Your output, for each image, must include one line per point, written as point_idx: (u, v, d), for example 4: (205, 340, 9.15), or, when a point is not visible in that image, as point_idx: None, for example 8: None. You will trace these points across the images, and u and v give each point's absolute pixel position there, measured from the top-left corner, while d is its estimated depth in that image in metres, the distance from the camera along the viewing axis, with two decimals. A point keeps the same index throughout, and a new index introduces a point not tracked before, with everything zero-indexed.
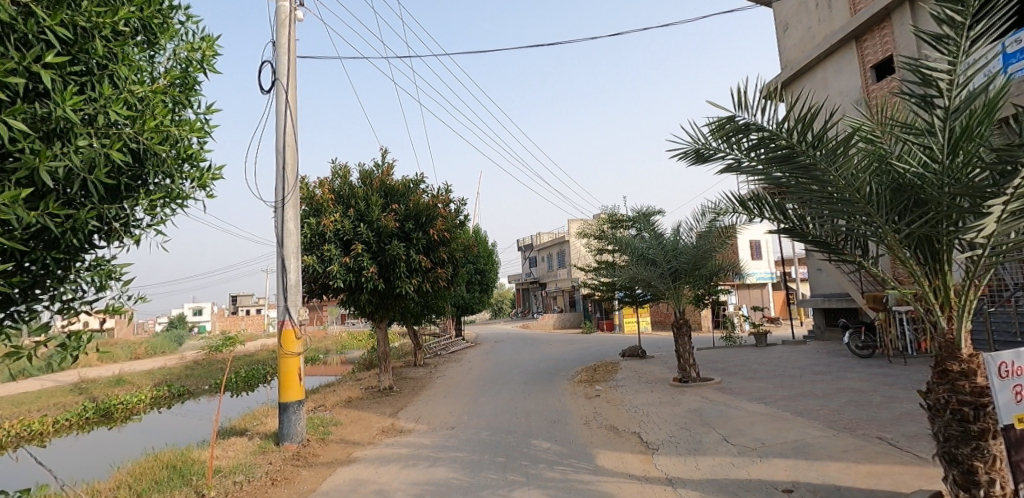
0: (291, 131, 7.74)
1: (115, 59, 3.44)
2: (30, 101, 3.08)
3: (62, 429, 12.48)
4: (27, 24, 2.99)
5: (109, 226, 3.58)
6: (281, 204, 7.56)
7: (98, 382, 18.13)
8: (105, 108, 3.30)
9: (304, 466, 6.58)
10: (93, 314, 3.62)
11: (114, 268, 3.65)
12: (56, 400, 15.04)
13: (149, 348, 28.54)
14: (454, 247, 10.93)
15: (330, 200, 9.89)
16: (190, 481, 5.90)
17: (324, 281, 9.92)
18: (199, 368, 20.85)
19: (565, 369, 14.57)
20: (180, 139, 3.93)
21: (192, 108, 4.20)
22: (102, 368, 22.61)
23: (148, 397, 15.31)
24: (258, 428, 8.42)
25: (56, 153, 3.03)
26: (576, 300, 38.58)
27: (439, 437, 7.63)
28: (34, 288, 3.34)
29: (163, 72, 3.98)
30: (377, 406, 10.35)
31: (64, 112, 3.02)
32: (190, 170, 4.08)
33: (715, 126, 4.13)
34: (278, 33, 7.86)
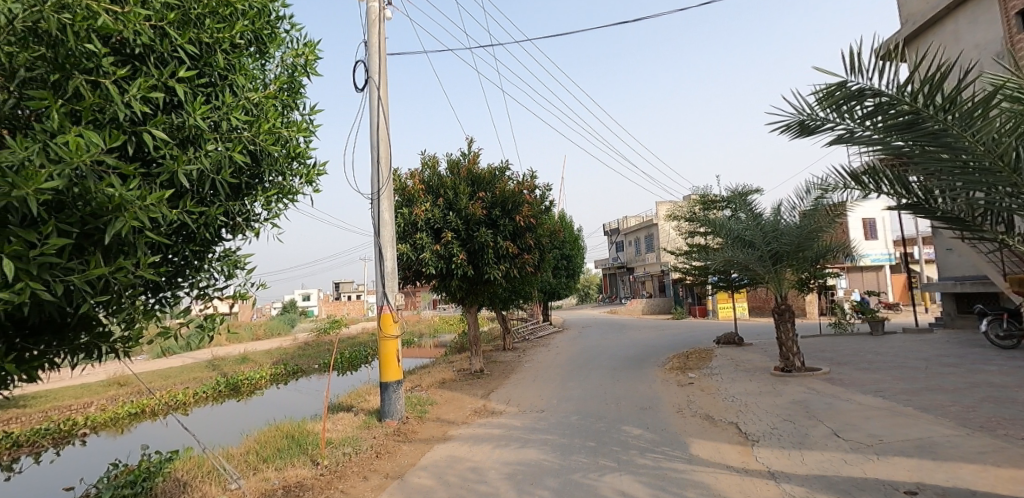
0: (384, 125, 8.13)
1: (234, 70, 3.83)
2: (168, 112, 3.50)
3: (202, 400, 14.09)
4: (163, 45, 3.37)
5: (234, 221, 4.02)
6: (377, 196, 7.97)
7: (228, 359, 20.19)
8: (227, 114, 3.68)
9: (405, 442, 6.99)
10: (223, 300, 4.07)
11: (239, 258, 4.09)
12: (195, 374, 16.96)
13: (268, 329, 31.37)
14: (540, 232, 11.06)
15: (421, 190, 10.27)
16: (307, 450, 6.48)
17: (417, 268, 10.37)
18: (310, 348, 22.61)
19: (656, 355, 14.32)
20: (290, 139, 4.29)
21: (298, 110, 4.54)
22: (230, 347, 25.17)
23: (268, 374, 16.87)
24: (363, 404, 9.03)
25: (192, 157, 3.43)
26: (666, 285, 37.54)
27: (530, 419, 7.80)
28: (176, 277, 3.82)
29: (273, 78, 4.33)
30: (469, 388, 10.74)
31: (196, 121, 3.42)
32: (299, 167, 4.44)
33: (824, 93, 3.88)
34: (370, 32, 8.25)
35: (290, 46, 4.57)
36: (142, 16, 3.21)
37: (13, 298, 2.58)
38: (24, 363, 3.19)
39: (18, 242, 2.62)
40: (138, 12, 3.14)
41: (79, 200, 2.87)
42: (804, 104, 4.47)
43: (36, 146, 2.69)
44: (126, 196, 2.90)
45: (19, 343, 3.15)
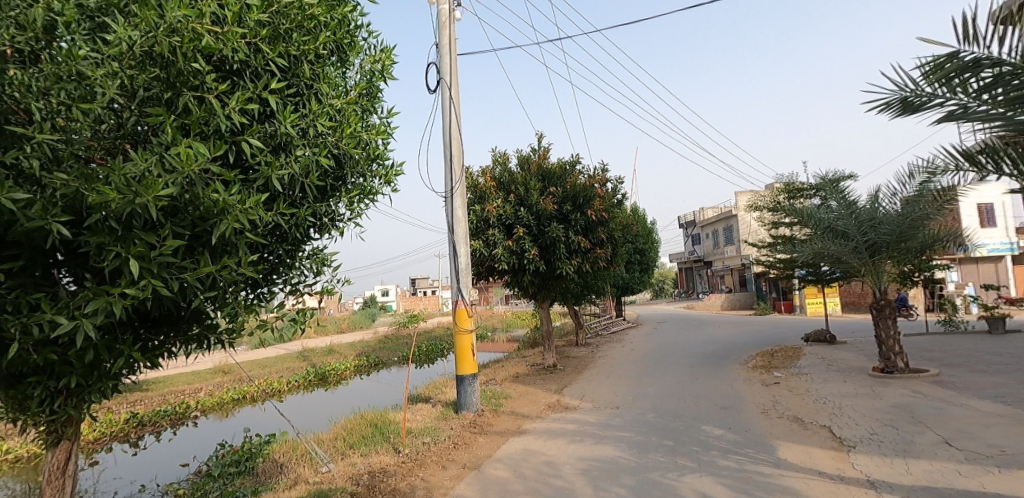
0: (456, 124, 8.34)
1: (319, 79, 4.08)
2: (262, 122, 3.79)
3: (294, 388, 15.10)
4: (257, 59, 3.65)
5: (321, 222, 4.31)
6: (450, 193, 8.20)
7: (316, 351, 21.47)
8: (314, 121, 3.92)
9: (481, 433, 7.17)
10: (313, 295, 4.37)
11: (327, 255, 4.36)
12: (287, 364, 18.18)
13: (351, 323, 33.03)
14: (612, 226, 10.97)
15: (492, 187, 10.44)
16: (389, 438, 6.81)
17: (490, 263, 10.57)
18: (390, 341, 23.58)
19: (737, 352, 13.79)
20: (370, 141, 4.52)
21: (376, 114, 4.77)
22: (318, 340, 26.72)
23: (353, 365, 17.78)
24: (440, 396, 9.35)
25: (284, 163, 3.71)
26: (748, 279, 35.93)
27: (605, 415, 7.78)
28: (272, 274, 4.14)
29: (353, 85, 4.57)
30: (543, 383, 10.84)
31: (287, 129, 3.68)
32: (378, 168, 4.67)
33: (932, 66, 3.75)
34: (440, 34, 8.48)
35: (368, 53, 4.80)
36: (239, 34, 3.48)
37: (139, 293, 2.92)
38: (148, 351, 3.58)
39: (141, 244, 2.94)
40: (236, 30, 3.41)
41: (190, 205, 3.17)
42: (907, 80, 4.33)
43: (154, 158, 3.00)
44: (229, 200, 3.18)
45: (143, 333, 3.55)
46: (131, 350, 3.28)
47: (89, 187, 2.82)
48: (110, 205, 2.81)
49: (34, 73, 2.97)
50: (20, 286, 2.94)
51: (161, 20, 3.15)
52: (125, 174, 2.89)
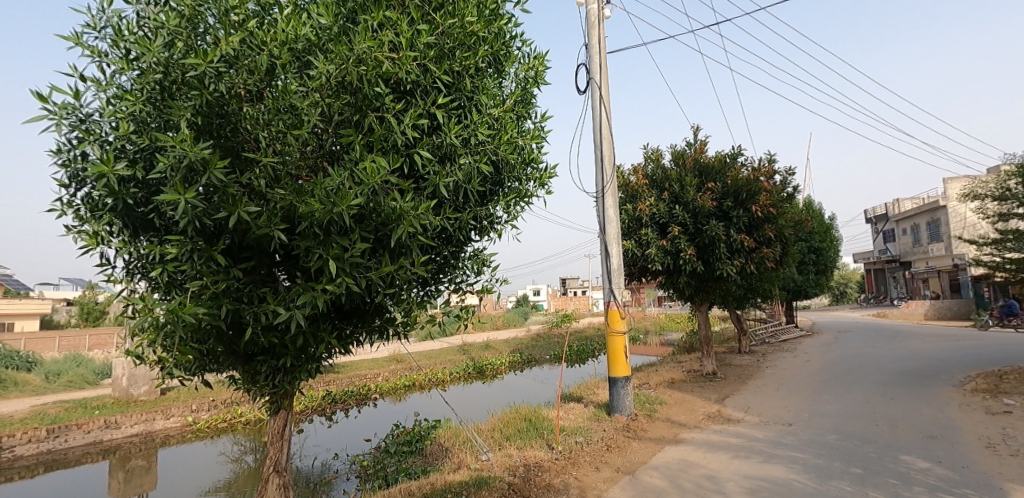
0: (607, 124, 8.34)
1: (478, 91, 4.39)
2: (431, 135, 4.19)
3: (455, 379, 16.24)
4: (426, 78, 4.05)
5: (482, 225, 4.63)
6: (601, 193, 8.22)
7: (474, 345, 22.82)
8: (475, 131, 4.24)
9: (634, 438, 7.10)
10: (474, 293, 4.69)
11: (486, 256, 4.67)
12: (449, 357, 19.57)
13: (504, 320, 34.48)
14: (781, 223, 10.13)
15: (644, 185, 10.23)
16: (543, 434, 7.06)
17: (643, 264, 10.40)
18: (542, 340, 24.25)
19: (944, 371, 11.83)
20: (525, 146, 4.75)
21: (531, 119, 4.99)
22: (476, 335, 28.36)
23: (508, 361, 18.62)
24: (592, 397, 9.42)
25: (449, 172, 4.07)
26: (961, 284, 30.53)
27: (775, 432, 7.22)
28: (439, 273, 4.54)
29: (509, 93, 4.83)
30: (702, 391, 10.35)
31: (451, 140, 4.04)
32: (532, 172, 4.88)
33: None
34: (590, 34, 8.55)
35: (522, 61, 5.04)
36: (411, 57, 3.88)
37: (336, 289, 3.43)
38: (341, 339, 4.14)
39: (337, 247, 3.46)
40: (409, 54, 3.81)
41: (374, 212, 3.61)
42: None
43: (346, 172, 3.47)
44: (404, 208, 3.58)
45: (338, 324, 4.14)
46: (329, 338, 3.85)
47: (299, 200, 3.39)
48: (315, 214, 3.34)
49: (260, 108, 3.57)
50: (251, 282, 3.62)
51: (350, 53, 3.67)
52: (325, 188, 3.40)
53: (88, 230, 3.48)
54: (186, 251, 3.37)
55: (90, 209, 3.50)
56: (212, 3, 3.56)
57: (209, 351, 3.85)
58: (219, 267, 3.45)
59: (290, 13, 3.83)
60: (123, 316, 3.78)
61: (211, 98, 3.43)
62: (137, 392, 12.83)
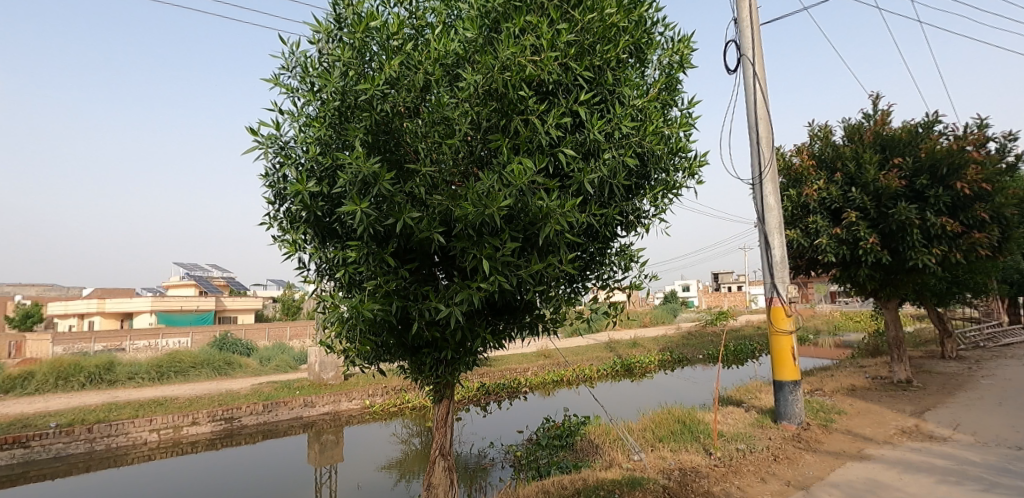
0: (763, 104, 7.69)
1: (620, 83, 4.30)
2: (574, 132, 4.20)
3: (604, 376, 16.15)
4: (567, 76, 4.07)
5: (628, 220, 4.55)
6: (759, 180, 7.60)
7: (622, 343, 22.50)
8: (618, 124, 4.15)
9: (808, 450, 6.46)
10: (622, 289, 4.61)
11: (634, 252, 4.56)
12: (597, 353, 19.52)
13: (653, 317, 33.48)
14: (998, 202, 8.50)
15: (811, 167, 9.25)
16: (699, 438, 6.74)
17: (812, 255, 9.43)
18: (694, 338, 23.18)
19: None
20: (671, 136, 4.55)
21: (677, 106, 4.76)
22: (624, 332, 27.94)
23: (657, 359, 18.11)
24: (754, 401, 8.77)
25: (593, 167, 4.03)
26: None
27: (995, 456, 6.09)
28: (586, 270, 4.53)
29: (653, 81, 4.66)
30: (892, 402, 9.07)
31: (595, 136, 4.01)
32: (681, 161, 4.66)
33: None
34: (739, 9, 7.93)
35: (665, 47, 4.84)
36: (552, 58, 3.93)
37: (490, 287, 3.60)
38: (495, 334, 4.33)
39: (490, 247, 3.64)
40: (550, 55, 3.86)
41: (522, 212, 3.71)
42: None
43: (495, 175, 3.63)
44: (551, 206, 3.63)
45: (492, 319, 4.33)
46: (485, 333, 4.06)
47: (454, 203, 3.61)
48: (469, 217, 3.54)
49: (418, 122, 3.86)
50: (416, 281, 3.95)
51: (496, 61, 3.82)
52: (476, 191, 3.59)
53: (289, 239, 4.05)
54: (363, 254, 3.77)
55: (290, 222, 4.07)
56: (376, 32, 3.95)
57: (383, 344, 4.27)
58: (390, 268, 3.81)
59: (440, 32, 4.09)
60: (316, 312, 4.34)
61: (379, 117, 3.79)
62: (326, 376, 14.67)
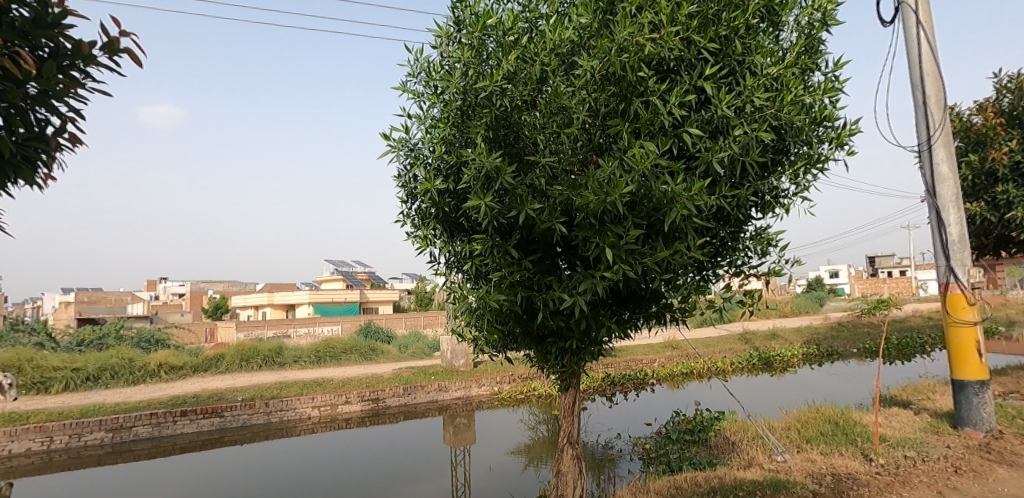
0: (931, 59, 6.62)
1: (751, 52, 3.90)
2: (699, 109, 3.88)
3: (739, 370, 15.16)
4: (690, 51, 3.77)
5: (764, 200, 4.15)
6: (928, 146, 6.58)
7: (759, 334, 20.97)
8: (750, 97, 3.76)
9: (1000, 463, 5.49)
10: (759, 276, 4.20)
11: (772, 235, 4.13)
12: (731, 345, 18.38)
13: (796, 307, 30.78)
14: None
15: (997, 126, 7.83)
16: (856, 441, 6.04)
17: (1001, 232, 8.00)
18: (845, 330, 20.94)
19: None
20: (814, 104, 4.04)
21: (820, 69, 4.21)
22: (761, 323, 26.04)
23: (801, 352, 16.62)
24: (925, 403, 7.68)
25: (722, 146, 3.69)
26: None
27: None
28: (717, 257, 4.18)
29: (790, 44, 4.16)
30: None
31: (723, 111, 3.67)
32: (827, 131, 4.13)
33: None
34: None
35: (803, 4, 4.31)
36: (673, 32, 3.65)
37: (613, 276, 3.46)
38: (620, 323, 4.18)
39: (613, 235, 3.49)
40: (671, 30, 3.59)
41: (646, 198, 3.52)
42: None
43: (616, 161, 3.47)
44: (677, 190, 3.39)
45: (616, 309, 4.18)
46: (610, 322, 3.92)
47: (575, 193, 3.52)
48: (590, 206, 3.42)
49: (536, 115, 3.82)
50: (539, 271, 3.92)
51: (612, 44, 3.63)
52: (597, 178, 3.45)
53: (421, 234, 4.26)
54: (488, 247, 3.82)
55: (421, 219, 4.28)
56: (493, 30, 3.94)
57: (509, 333, 4.31)
58: (514, 259, 3.82)
59: (554, 22, 4.01)
60: (446, 302, 4.51)
61: (499, 113, 3.81)
62: (457, 363, 15.36)
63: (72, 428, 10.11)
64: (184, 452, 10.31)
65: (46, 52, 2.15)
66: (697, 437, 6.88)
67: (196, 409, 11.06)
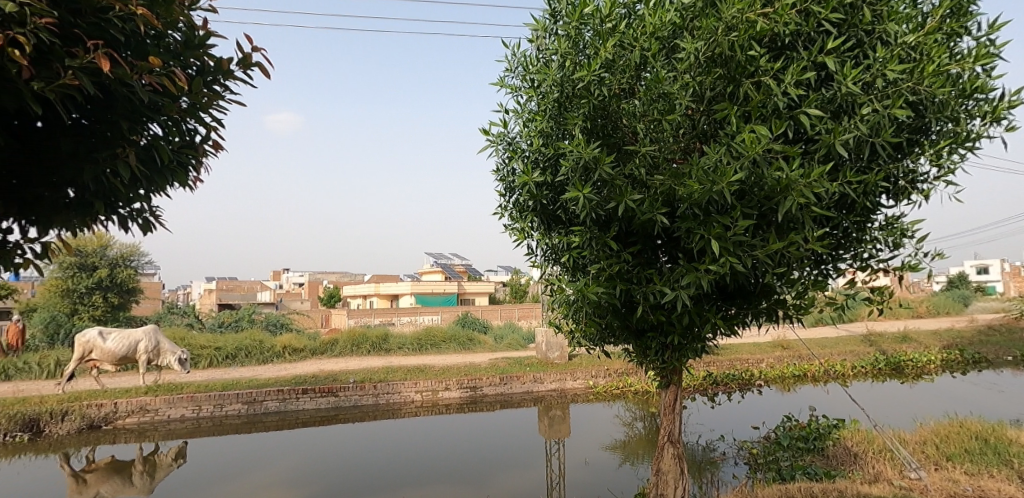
0: None
1: (883, 20, 3.46)
2: (820, 87, 3.51)
3: (861, 375, 13.85)
4: (809, 23, 3.41)
5: (898, 186, 3.69)
6: None
7: (886, 335, 19.04)
8: (882, 70, 3.33)
9: None
10: (890, 271, 3.75)
11: (906, 225, 3.66)
12: (852, 347, 16.84)
13: (931, 306, 27.60)
14: None
15: None
16: (1010, 462, 5.28)
17: None
18: (994, 334, 18.45)
19: None
20: (961, 74, 3.51)
21: (969, 34, 3.65)
22: (889, 323, 23.64)
23: (937, 358, 14.87)
24: None
25: (847, 126, 3.31)
26: None
27: None
28: (839, 250, 3.78)
29: (931, 7, 3.64)
30: None
31: (849, 88, 3.28)
32: (977, 105, 3.59)
33: None
34: None
35: None
36: (790, 4, 3.32)
37: (719, 270, 3.25)
38: (727, 320, 3.92)
39: (719, 226, 3.27)
40: (787, 2, 3.27)
41: (756, 186, 3.26)
42: None
43: (723, 147, 3.23)
44: (793, 177, 3.10)
45: (721, 305, 3.92)
46: (715, 318, 3.70)
47: (678, 183, 3.33)
48: (694, 195, 3.23)
49: (635, 103, 3.66)
50: (638, 263, 3.77)
51: (719, 22, 3.38)
52: (702, 166, 3.25)
53: (519, 227, 4.28)
54: (586, 239, 3.73)
55: (519, 212, 4.27)
56: (590, 19, 3.82)
57: (607, 326, 4.20)
58: (613, 252, 3.72)
59: (654, 3, 3.81)
60: (542, 294, 4.51)
61: (597, 103, 3.69)
62: (552, 355, 15.38)
63: (216, 399, 11.31)
64: (306, 427, 11.24)
65: (193, 71, 2.78)
66: (812, 445, 6.36)
67: (315, 388, 12.00)
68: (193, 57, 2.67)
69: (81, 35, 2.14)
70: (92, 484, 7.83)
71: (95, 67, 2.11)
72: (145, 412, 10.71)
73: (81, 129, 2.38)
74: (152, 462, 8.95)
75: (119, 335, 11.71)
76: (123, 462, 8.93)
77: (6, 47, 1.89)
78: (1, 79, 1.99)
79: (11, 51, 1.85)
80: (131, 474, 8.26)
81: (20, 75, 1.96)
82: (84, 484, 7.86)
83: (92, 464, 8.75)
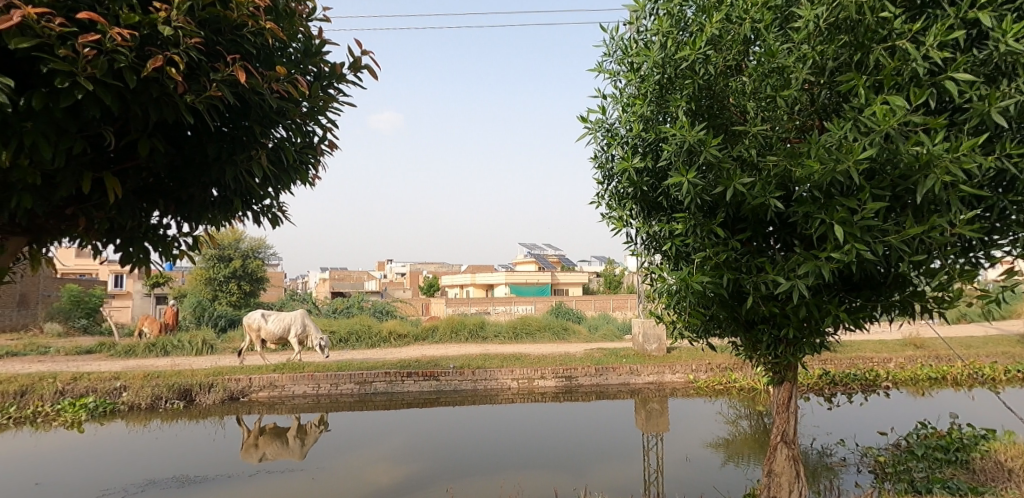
0: None
1: None
2: (971, 48, 3.04)
3: (1016, 380, 12.11)
4: None
5: None
6: None
7: None
8: None
9: None
10: None
11: None
12: (1004, 348, 14.76)
13: None
14: None
15: None
16: None
17: None
18: None
19: None
20: None
21: None
22: None
23: None
24: None
25: (1007, 91, 2.84)
26: None
27: None
28: (993, 234, 3.28)
29: None
30: None
31: (1009, 45, 2.81)
32: None
33: None
34: None
35: None
36: None
37: (844, 257, 2.94)
38: (851, 313, 3.56)
39: (843, 209, 2.96)
40: None
41: (889, 164, 2.90)
42: None
43: (849, 122, 2.91)
44: (936, 152, 2.72)
45: (844, 296, 3.57)
46: (837, 311, 3.37)
47: (795, 163, 3.05)
48: (813, 176, 2.94)
49: (744, 80, 3.41)
50: (749, 252, 3.52)
51: None
52: (823, 145, 2.95)
53: (616, 215, 4.14)
54: (690, 226, 3.53)
55: (617, 200, 4.13)
56: None
57: (713, 317, 3.98)
58: (719, 239, 3.50)
59: None
60: (641, 284, 4.37)
61: (702, 82, 3.47)
62: (649, 348, 14.98)
63: (332, 378, 12.18)
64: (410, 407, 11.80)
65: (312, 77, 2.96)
66: (951, 457, 5.67)
67: (417, 372, 12.57)
68: (311, 63, 2.86)
69: (222, 50, 2.32)
70: (261, 446, 8.72)
71: (233, 78, 2.29)
72: (274, 388, 11.80)
73: (224, 136, 2.57)
74: (301, 429, 9.86)
75: (277, 317, 13.35)
76: (278, 428, 9.90)
77: (165, 67, 2.07)
78: (162, 95, 2.17)
79: (169, 70, 2.02)
80: (290, 439, 9.15)
81: (178, 91, 2.14)
82: (256, 446, 8.78)
83: (247, 430, 9.75)
